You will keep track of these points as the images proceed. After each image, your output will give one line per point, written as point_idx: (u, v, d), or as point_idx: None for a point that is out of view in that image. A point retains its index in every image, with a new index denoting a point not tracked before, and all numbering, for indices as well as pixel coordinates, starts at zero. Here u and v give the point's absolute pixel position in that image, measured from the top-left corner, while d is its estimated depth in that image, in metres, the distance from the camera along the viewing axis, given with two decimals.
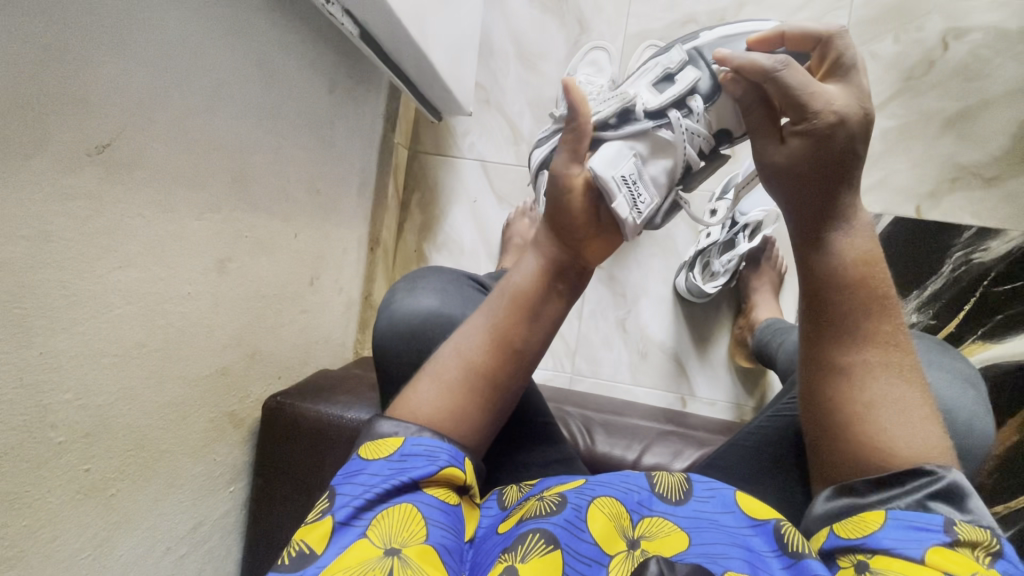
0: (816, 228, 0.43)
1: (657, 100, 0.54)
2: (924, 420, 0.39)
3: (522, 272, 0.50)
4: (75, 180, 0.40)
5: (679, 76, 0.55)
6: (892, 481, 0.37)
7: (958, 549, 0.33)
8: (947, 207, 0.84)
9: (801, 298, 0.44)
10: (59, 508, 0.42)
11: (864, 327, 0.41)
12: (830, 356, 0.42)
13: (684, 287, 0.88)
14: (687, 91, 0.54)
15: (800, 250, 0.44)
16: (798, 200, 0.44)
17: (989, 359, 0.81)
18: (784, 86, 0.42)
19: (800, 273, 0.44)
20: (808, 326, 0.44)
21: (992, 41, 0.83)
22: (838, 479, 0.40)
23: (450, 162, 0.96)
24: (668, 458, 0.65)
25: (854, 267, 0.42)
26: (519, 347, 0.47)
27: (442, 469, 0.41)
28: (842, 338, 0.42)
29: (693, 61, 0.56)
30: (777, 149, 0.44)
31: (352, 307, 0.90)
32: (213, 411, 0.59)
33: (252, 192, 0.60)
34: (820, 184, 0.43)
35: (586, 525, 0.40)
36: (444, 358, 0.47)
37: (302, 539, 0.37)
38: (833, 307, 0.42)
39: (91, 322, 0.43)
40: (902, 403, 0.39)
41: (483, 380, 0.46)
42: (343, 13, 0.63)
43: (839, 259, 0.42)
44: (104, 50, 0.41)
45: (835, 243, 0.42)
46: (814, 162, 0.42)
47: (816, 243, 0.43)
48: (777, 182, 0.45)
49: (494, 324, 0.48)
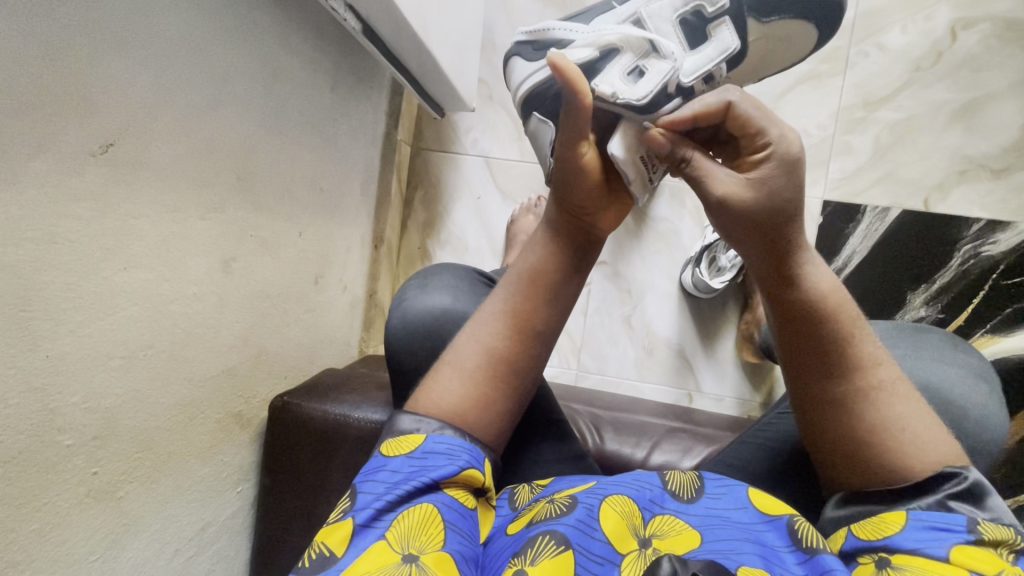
0: (780, 266, 0.41)
1: (692, 67, 0.50)
2: (930, 429, 0.38)
3: (533, 255, 0.49)
4: (78, 181, 0.40)
5: (715, 29, 0.50)
6: (914, 490, 0.37)
7: (982, 546, 0.33)
8: (955, 199, 0.83)
9: (777, 338, 0.43)
10: (66, 512, 0.42)
11: (848, 356, 0.40)
12: (824, 389, 0.41)
13: (691, 283, 0.87)
14: (716, 60, 0.50)
15: (765, 290, 0.43)
16: (746, 247, 0.42)
17: (999, 353, 0.81)
18: (743, 117, 0.40)
19: (774, 311, 0.42)
20: (794, 364, 0.42)
21: (1000, 31, 0.83)
22: (854, 486, 0.40)
23: (454, 159, 0.95)
24: (677, 456, 0.65)
25: (825, 301, 0.40)
26: (540, 330, 0.47)
27: (463, 469, 0.41)
28: (832, 368, 0.41)
29: (733, 9, 0.49)
30: (742, 181, 0.40)
31: (356, 306, 0.90)
32: (220, 412, 0.58)
33: (256, 190, 0.59)
34: (773, 224, 0.40)
35: (598, 523, 0.39)
36: (462, 349, 0.46)
37: (323, 542, 0.37)
38: (813, 345, 0.41)
39: (98, 324, 0.43)
40: (907, 420, 0.39)
41: (505, 370, 0.45)
42: (345, 9, 0.63)
43: (804, 296, 0.41)
44: (107, 48, 0.40)
45: (804, 278, 0.41)
46: (778, 192, 0.39)
47: (781, 282, 0.41)
48: (726, 229, 0.42)
49: (514, 309, 0.47)
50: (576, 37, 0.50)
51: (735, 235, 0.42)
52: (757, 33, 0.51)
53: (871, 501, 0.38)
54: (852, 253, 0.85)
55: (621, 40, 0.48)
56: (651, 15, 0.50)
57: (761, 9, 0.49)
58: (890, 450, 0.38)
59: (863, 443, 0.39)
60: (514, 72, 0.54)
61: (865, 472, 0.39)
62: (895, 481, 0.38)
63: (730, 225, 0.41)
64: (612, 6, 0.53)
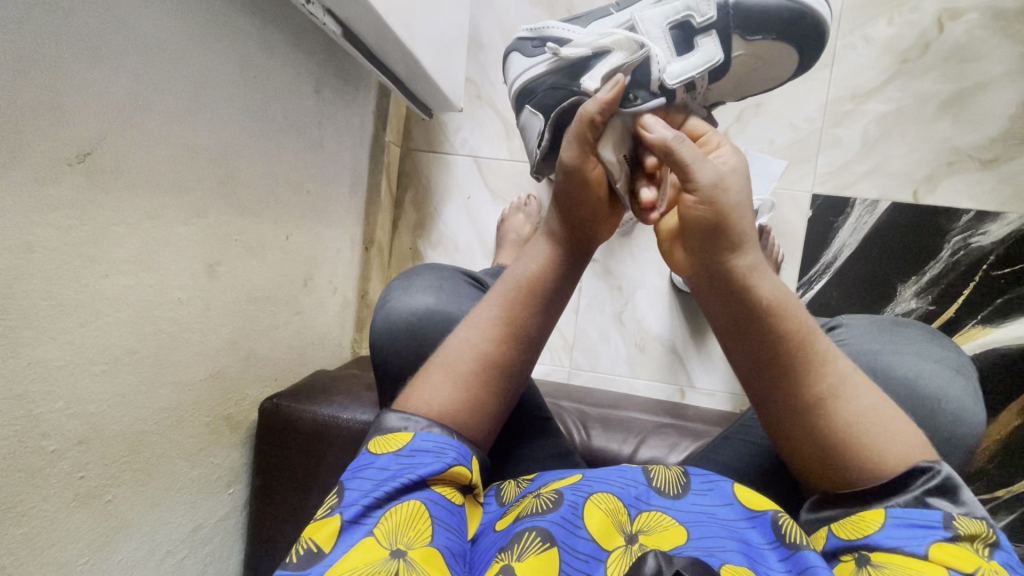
0: (748, 268, 0.40)
1: (676, 73, 0.50)
2: (900, 426, 0.38)
3: (533, 264, 0.48)
4: (55, 190, 0.40)
5: (701, 40, 0.51)
6: (887, 487, 0.37)
7: (959, 543, 0.33)
8: (944, 190, 0.83)
9: (733, 352, 0.42)
10: (54, 516, 0.43)
11: (817, 361, 0.39)
12: (788, 394, 0.40)
13: (681, 280, 0.88)
14: (700, 70, 0.51)
15: (740, 298, 0.40)
16: (721, 244, 0.40)
17: (989, 344, 0.81)
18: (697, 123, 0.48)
19: (756, 321, 0.40)
20: (754, 376, 0.41)
21: (987, 21, 0.82)
22: (831, 486, 0.39)
23: (443, 158, 0.96)
24: (664, 451, 0.65)
25: (788, 303, 0.40)
26: (532, 338, 0.47)
27: (450, 466, 0.41)
28: (796, 370, 0.39)
29: (720, 23, 0.50)
30: (719, 171, 0.40)
31: (348, 307, 0.90)
32: (208, 415, 0.59)
33: (239, 195, 0.60)
34: (749, 214, 0.40)
35: (583, 521, 0.39)
36: (456, 351, 0.45)
37: (310, 538, 0.37)
38: (778, 349, 0.39)
39: (79, 331, 0.43)
40: (874, 412, 0.38)
41: (497, 373, 0.45)
42: (324, 13, 0.62)
43: (771, 296, 0.39)
44: (83, 58, 0.40)
45: (768, 280, 0.40)
46: (746, 186, 0.41)
47: (751, 284, 0.40)
48: (707, 221, 0.39)
49: (509, 315, 0.46)
50: (573, 36, 0.52)
51: (716, 229, 0.39)
52: (741, 50, 0.52)
53: (848, 500, 0.38)
54: (842, 246, 0.85)
55: (614, 43, 0.49)
56: (643, 21, 0.51)
57: (745, 27, 0.50)
58: (869, 449, 0.38)
59: (829, 441, 0.39)
60: (513, 65, 0.58)
61: (842, 473, 0.38)
62: (869, 479, 0.37)
63: (714, 218, 0.39)
64: (610, 11, 0.54)
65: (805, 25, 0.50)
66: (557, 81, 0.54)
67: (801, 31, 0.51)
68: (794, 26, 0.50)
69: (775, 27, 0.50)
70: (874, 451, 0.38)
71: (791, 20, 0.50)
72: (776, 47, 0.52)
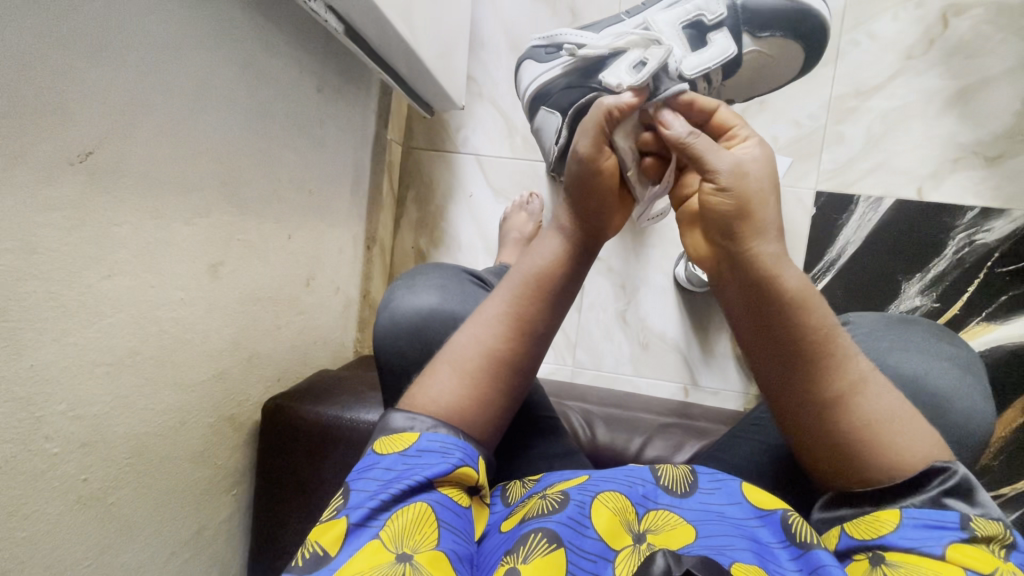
0: (773, 257, 0.38)
1: (694, 64, 0.50)
2: (915, 426, 0.38)
3: (543, 257, 0.47)
4: (55, 190, 0.39)
5: (713, 35, 0.52)
6: (904, 488, 0.36)
7: (976, 543, 0.33)
8: (949, 186, 0.83)
9: (753, 350, 0.41)
10: (57, 519, 0.42)
11: (836, 356, 0.38)
12: (809, 394, 0.38)
13: (685, 278, 0.88)
14: (717, 65, 0.51)
15: (765, 290, 0.38)
16: (743, 231, 0.38)
17: (993, 341, 0.80)
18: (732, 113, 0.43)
19: (779, 316, 0.38)
20: (770, 373, 0.40)
21: (992, 17, 0.82)
22: (846, 487, 0.39)
23: (446, 157, 0.95)
24: (670, 451, 0.65)
25: (810, 298, 0.38)
26: (540, 333, 0.46)
27: (457, 467, 0.41)
28: (813, 367, 0.38)
29: (730, 19, 0.52)
30: (740, 163, 0.39)
31: (350, 306, 0.90)
32: (212, 415, 0.59)
33: (241, 194, 0.59)
34: (773, 203, 0.39)
35: (591, 521, 0.39)
36: (462, 347, 0.45)
37: (317, 541, 0.37)
38: (795, 345, 0.38)
39: (83, 332, 0.43)
40: (892, 410, 0.38)
41: (504, 370, 0.45)
42: (326, 10, 0.61)
43: (796, 288, 0.38)
44: (83, 57, 0.40)
45: (793, 272, 0.38)
46: (769, 175, 0.40)
47: (774, 275, 0.38)
48: (729, 208, 0.38)
49: (516, 311, 0.46)
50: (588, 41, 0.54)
51: (738, 217, 0.38)
52: (752, 46, 0.54)
53: (862, 501, 0.38)
54: (846, 244, 0.85)
55: (629, 44, 0.50)
56: (655, 22, 0.52)
57: (754, 24, 0.52)
58: (881, 451, 0.37)
59: (848, 441, 0.38)
60: (529, 72, 0.61)
61: (854, 476, 0.38)
62: (887, 478, 0.37)
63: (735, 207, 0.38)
64: (621, 18, 0.56)
65: (811, 23, 0.53)
66: (572, 81, 0.56)
67: (807, 30, 0.53)
68: (802, 26, 0.53)
69: (784, 24, 0.53)
70: (890, 456, 0.37)
71: (800, 19, 0.53)
72: (786, 45, 0.54)
